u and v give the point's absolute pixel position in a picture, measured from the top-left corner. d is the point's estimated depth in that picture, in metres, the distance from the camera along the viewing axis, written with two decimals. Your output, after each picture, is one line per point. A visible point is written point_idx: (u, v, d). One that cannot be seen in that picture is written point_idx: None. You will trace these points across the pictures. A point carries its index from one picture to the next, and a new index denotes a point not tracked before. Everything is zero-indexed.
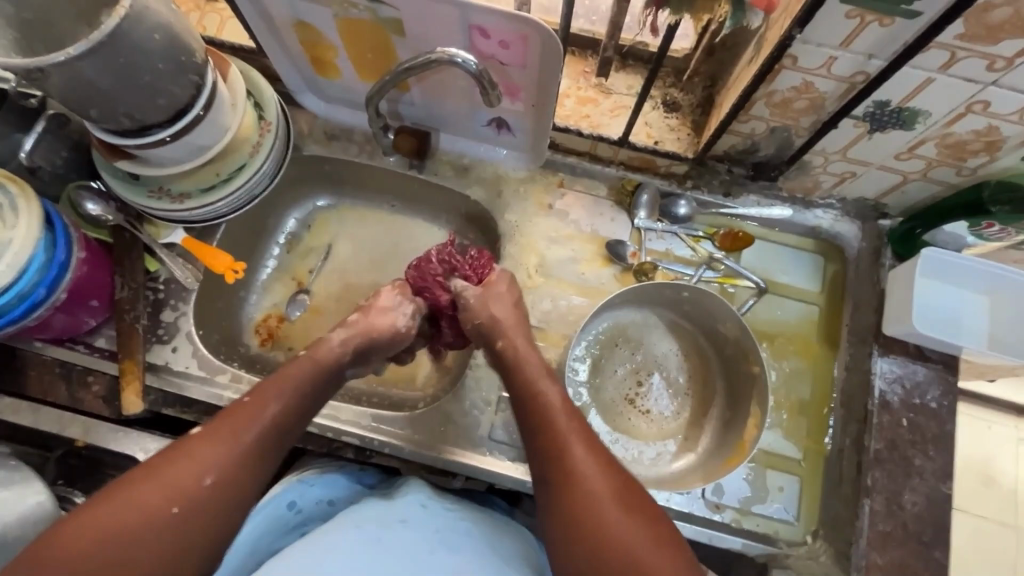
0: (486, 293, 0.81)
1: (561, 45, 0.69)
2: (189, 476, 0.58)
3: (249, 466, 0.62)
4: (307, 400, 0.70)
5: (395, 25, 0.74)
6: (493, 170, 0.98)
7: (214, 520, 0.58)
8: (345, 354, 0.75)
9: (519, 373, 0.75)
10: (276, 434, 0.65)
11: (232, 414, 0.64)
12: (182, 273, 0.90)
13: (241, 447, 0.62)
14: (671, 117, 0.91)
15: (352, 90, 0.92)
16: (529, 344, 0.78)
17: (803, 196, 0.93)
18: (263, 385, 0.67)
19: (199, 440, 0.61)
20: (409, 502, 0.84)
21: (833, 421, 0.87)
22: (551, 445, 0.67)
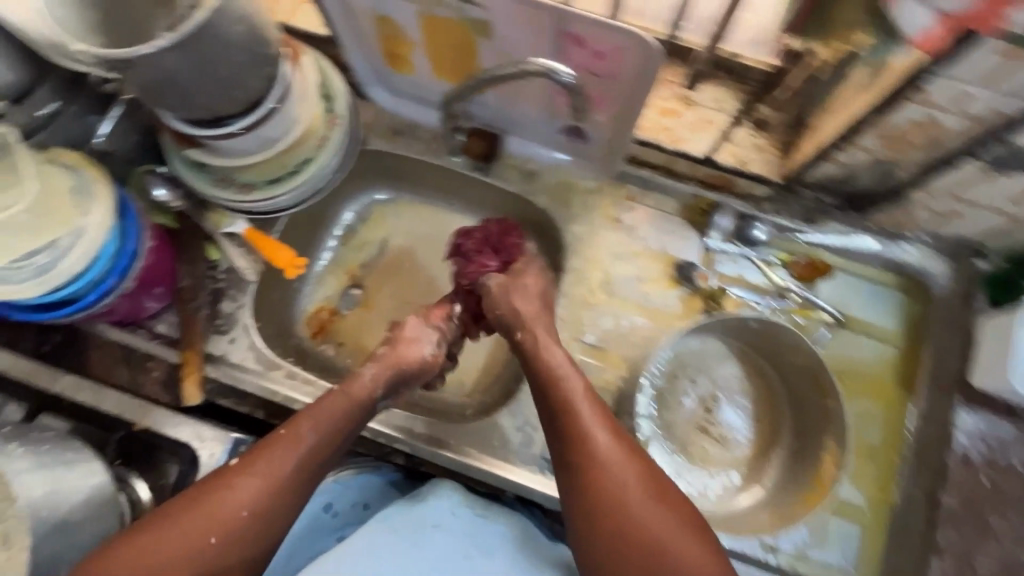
0: (511, 283, 0.82)
1: (664, 58, 0.64)
2: (230, 505, 0.63)
3: (283, 499, 0.66)
4: (345, 429, 0.72)
5: (481, 26, 0.70)
6: (561, 178, 0.94)
7: (257, 542, 0.64)
8: (378, 387, 0.75)
9: (539, 359, 0.77)
10: (310, 467, 0.68)
11: (265, 448, 0.67)
12: (242, 263, 0.89)
13: (279, 480, 0.66)
14: (758, 136, 0.86)
15: (423, 86, 0.89)
16: (554, 341, 0.79)
17: (892, 229, 0.87)
18: (297, 417, 0.70)
19: (236, 473, 0.65)
20: (438, 507, 0.80)
21: (903, 470, 0.83)
22: (575, 436, 0.71)
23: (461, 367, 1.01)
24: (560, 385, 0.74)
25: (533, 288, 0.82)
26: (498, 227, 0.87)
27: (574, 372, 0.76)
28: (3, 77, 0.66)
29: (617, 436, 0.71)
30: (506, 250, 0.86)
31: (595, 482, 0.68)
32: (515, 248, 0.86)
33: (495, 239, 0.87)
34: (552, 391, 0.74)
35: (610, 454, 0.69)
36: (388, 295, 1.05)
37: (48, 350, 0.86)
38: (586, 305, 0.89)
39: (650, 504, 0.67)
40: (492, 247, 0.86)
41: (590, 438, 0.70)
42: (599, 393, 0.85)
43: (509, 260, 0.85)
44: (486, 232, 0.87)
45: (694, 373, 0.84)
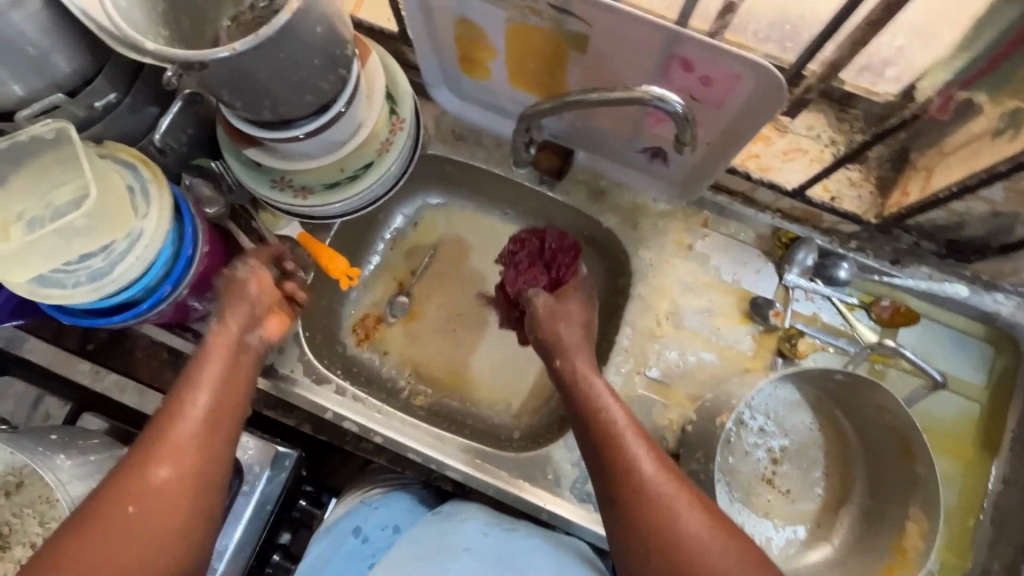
0: (556, 307, 0.77)
1: (785, 93, 0.58)
2: (145, 487, 0.57)
3: (202, 466, 0.60)
4: (238, 380, 0.67)
5: (576, 39, 0.64)
6: (631, 198, 0.88)
7: (185, 514, 0.58)
8: (241, 327, 0.69)
9: (580, 391, 0.69)
10: (216, 423, 0.63)
11: (157, 425, 0.61)
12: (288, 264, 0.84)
13: (184, 450, 0.60)
14: (853, 170, 0.80)
15: (495, 92, 0.83)
16: (595, 371, 0.71)
17: (988, 277, 0.81)
18: (178, 388, 0.63)
19: (136, 457, 0.59)
20: (470, 527, 0.75)
21: (979, 536, 0.79)
22: (621, 470, 0.62)
23: (508, 387, 0.97)
24: (604, 418, 0.66)
25: (574, 310, 0.78)
26: (559, 242, 0.85)
27: (614, 401, 0.68)
28: (61, 68, 0.63)
29: (665, 466, 0.63)
30: (559, 267, 0.83)
31: (651, 520, 0.59)
32: (568, 270, 0.82)
33: (549, 255, 0.84)
34: (593, 419, 0.66)
35: (661, 485, 0.61)
36: (435, 306, 1.00)
37: (93, 348, 0.85)
38: (652, 337, 0.84)
39: (704, 531, 0.58)
40: (545, 262, 0.84)
41: (636, 470, 0.62)
42: (662, 431, 0.81)
43: (558, 281, 0.82)
44: (544, 244, 0.85)
45: (765, 420, 0.80)
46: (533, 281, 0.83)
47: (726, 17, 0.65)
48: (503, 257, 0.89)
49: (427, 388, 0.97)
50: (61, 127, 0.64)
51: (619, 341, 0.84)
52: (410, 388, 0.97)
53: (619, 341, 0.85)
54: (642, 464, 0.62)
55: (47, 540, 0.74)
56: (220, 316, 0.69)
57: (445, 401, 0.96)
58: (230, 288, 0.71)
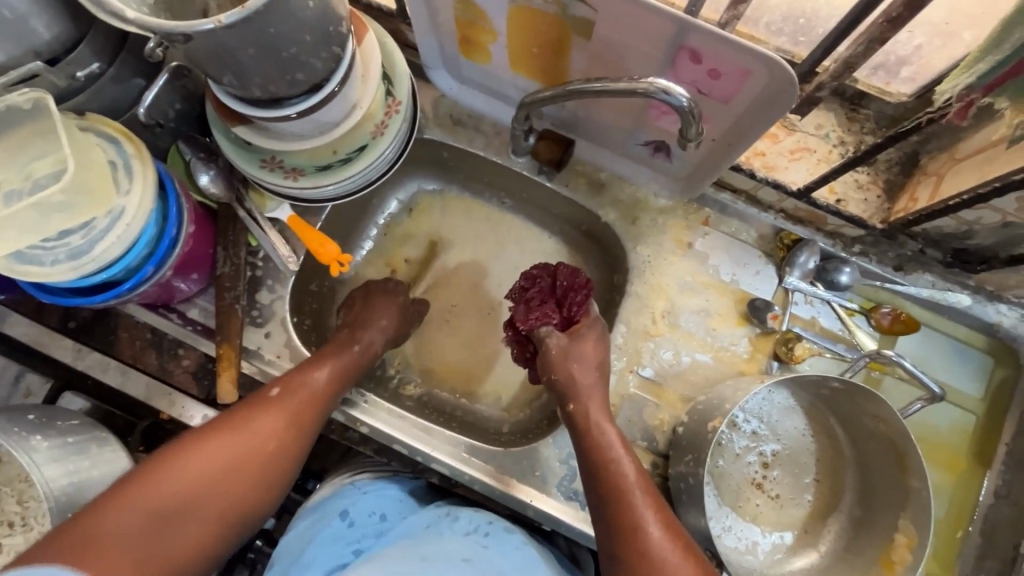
0: (571, 348, 0.75)
1: (796, 93, 0.56)
2: (276, 421, 0.69)
3: (306, 426, 0.71)
4: (349, 374, 0.79)
5: (583, 25, 0.61)
6: (632, 193, 0.86)
7: (278, 461, 0.68)
8: (370, 337, 0.83)
9: (590, 436, 0.70)
10: (329, 397, 0.75)
11: (297, 379, 0.73)
12: (285, 253, 0.82)
13: (305, 410, 0.72)
14: (859, 171, 0.78)
15: (498, 77, 0.80)
16: (609, 418, 0.72)
17: (992, 288, 0.79)
18: (307, 361, 0.76)
19: (277, 396, 0.71)
20: (465, 536, 0.73)
21: (967, 548, 0.78)
22: (625, 529, 0.63)
23: (500, 379, 0.96)
24: (614, 471, 0.66)
25: (590, 350, 0.75)
26: (574, 280, 0.80)
27: (625, 454, 0.68)
28: (41, 35, 0.60)
29: (672, 531, 0.63)
30: (571, 306, 0.78)
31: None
32: (580, 308, 0.78)
33: (561, 292, 0.80)
34: (605, 476, 0.67)
35: (665, 551, 0.61)
36: (429, 296, 0.98)
37: (75, 326, 0.81)
38: (646, 336, 0.83)
39: None
40: (557, 299, 0.80)
41: (644, 531, 0.62)
42: (653, 431, 0.81)
43: (571, 320, 0.78)
44: (555, 281, 0.80)
45: (758, 424, 0.79)
46: (547, 325, 0.78)
47: (738, 7, 0.61)
48: (513, 292, 0.84)
49: (418, 378, 0.95)
50: (38, 97, 0.61)
51: (613, 338, 0.83)
52: (400, 377, 0.96)
53: (613, 338, 0.83)
54: (649, 526, 0.62)
55: (24, 519, 0.72)
56: (371, 330, 0.84)
57: (435, 392, 0.95)
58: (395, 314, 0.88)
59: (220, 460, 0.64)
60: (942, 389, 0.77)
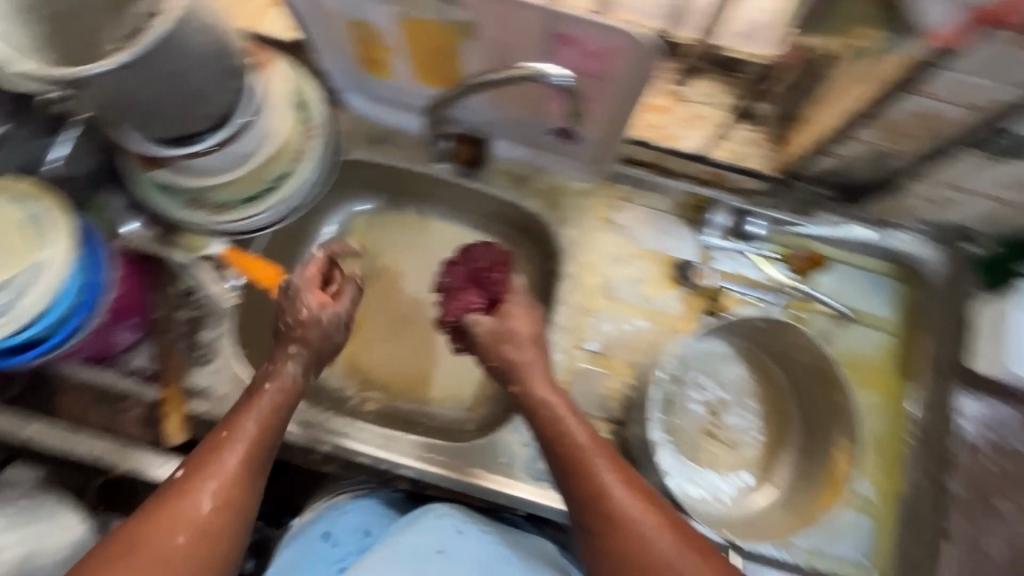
0: (500, 328, 0.77)
1: (655, 60, 0.63)
2: (191, 510, 0.60)
3: (240, 495, 0.63)
4: (278, 420, 0.69)
5: (463, 28, 0.66)
6: (552, 181, 0.91)
7: (220, 541, 0.61)
8: (294, 368, 0.72)
9: (540, 416, 0.72)
10: (258, 454, 0.66)
11: (208, 450, 0.65)
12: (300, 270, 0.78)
13: (234, 482, 0.63)
14: (754, 129, 0.87)
15: (405, 92, 0.84)
16: (551, 386, 0.75)
17: (884, 216, 0.86)
18: (227, 420, 0.68)
19: (187, 480, 0.62)
20: (441, 522, 0.76)
21: (910, 459, 0.82)
22: (588, 494, 0.66)
23: (459, 381, 0.97)
24: (569, 441, 0.69)
25: (529, 327, 0.78)
26: (489, 254, 0.83)
27: (580, 424, 0.71)
28: None
29: (634, 487, 0.66)
30: (491, 284, 0.81)
31: (614, 537, 0.64)
32: (501, 285, 0.81)
33: (479, 275, 0.82)
34: (561, 446, 0.70)
35: (630, 507, 0.64)
36: (378, 312, 1.00)
37: (14, 395, 0.80)
38: (586, 312, 0.87)
39: (675, 553, 0.62)
40: (477, 283, 0.82)
41: (605, 494, 0.65)
42: (607, 401, 0.84)
43: (495, 299, 0.81)
44: (472, 265, 0.82)
45: (700, 376, 0.83)
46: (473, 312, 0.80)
47: None
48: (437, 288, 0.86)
49: (377, 393, 0.96)
50: None
51: (556, 319, 0.86)
52: (359, 396, 0.96)
53: (556, 319, 0.86)
54: (610, 488, 0.66)
55: None
56: (287, 359, 0.73)
57: (396, 404, 0.96)
58: (291, 317, 0.74)
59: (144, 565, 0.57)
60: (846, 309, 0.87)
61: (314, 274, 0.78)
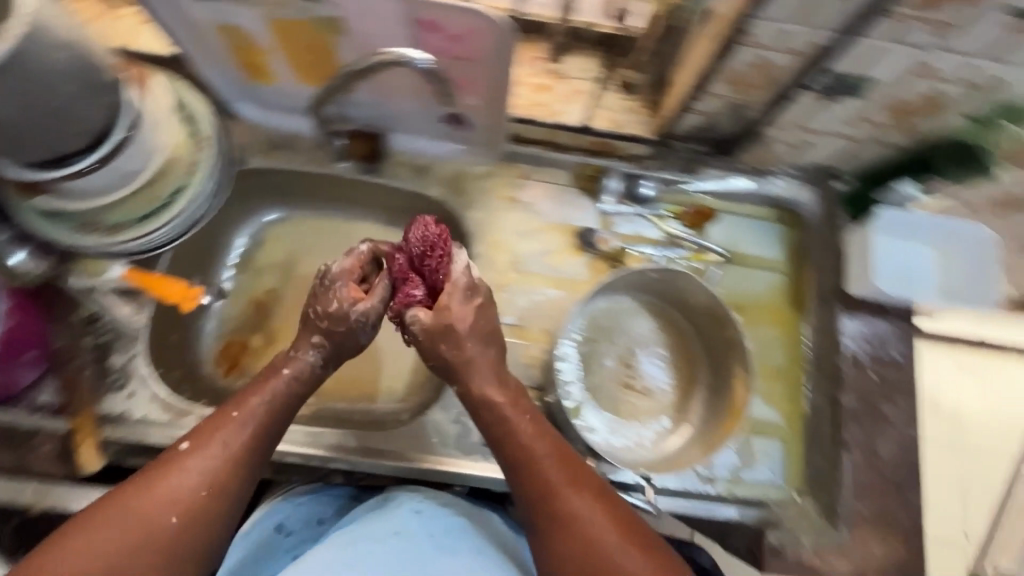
0: (437, 323, 0.70)
1: (515, 36, 0.66)
2: (187, 479, 0.62)
3: (236, 472, 0.64)
4: (283, 403, 0.70)
5: (331, 25, 0.68)
6: (453, 168, 0.95)
7: (211, 515, 0.62)
8: (311, 356, 0.73)
9: (488, 416, 0.70)
10: (260, 435, 0.67)
11: (211, 422, 0.66)
12: (339, 263, 0.74)
13: (233, 457, 0.64)
14: (630, 98, 0.93)
15: (293, 97, 0.85)
16: (500, 383, 0.72)
17: (758, 165, 0.94)
18: (236, 396, 0.69)
19: (189, 448, 0.64)
20: (400, 507, 0.75)
21: (808, 383, 0.89)
22: (539, 494, 0.66)
23: (390, 374, 0.99)
24: (518, 441, 0.68)
25: (472, 323, 0.71)
26: (426, 235, 0.71)
27: (531, 422, 0.70)
28: None
29: (584, 485, 0.66)
30: (432, 274, 0.72)
31: (560, 536, 0.63)
32: (439, 273, 0.71)
33: (416, 262, 0.72)
34: (510, 442, 0.69)
35: (579, 505, 0.64)
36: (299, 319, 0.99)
37: None
38: (498, 288, 0.90)
39: (622, 548, 0.62)
40: (416, 270, 0.73)
41: (555, 494, 0.65)
42: (528, 369, 0.88)
43: (437, 289, 0.72)
44: (408, 252, 0.72)
45: (612, 333, 0.88)
46: (410, 308, 0.71)
47: None
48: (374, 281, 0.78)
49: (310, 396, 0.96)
50: None
51: None
52: None
53: None
54: (561, 487, 0.65)
55: None
56: (304, 346, 0.73)
57: (328, 405, 0.96)
58: (319, 306, 0.73)
59: (136, 525, 0.59)
60: (728, 253, 0.94)
61: (353, 265, 0.74)
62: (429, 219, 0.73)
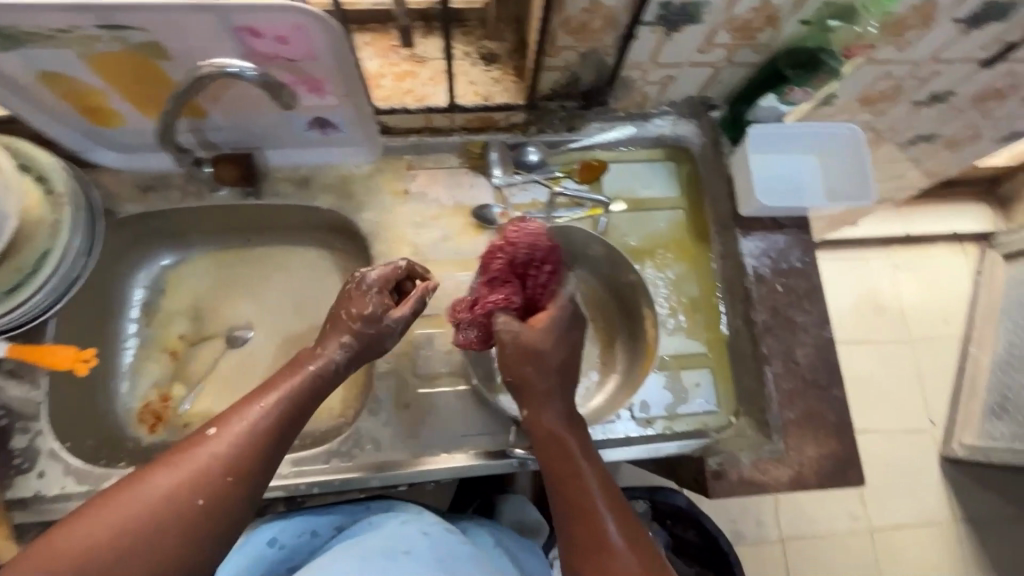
0: (530, 339, 0.73)
1: (341, 27, 0.65)
2: (212, 459, 0.62)
3: (258, 459, 0.64)
4: (304, 395, 0.71)
5: (151, 49, 0.66)
6: (337, 173, 0.93)
7: (231, 501, 0.62)
8: (334, 352, 0.74)
9: (552, 456, 0.72)
10: (283, 425, 0.67)
11: (238, 406, 0.67)
12: (376, 272, 0.77)
13: (255, 445, 0.64)
14: (491, 69, 0.90)
15: (146, 133, 0.82)
16: (565, 423, 0.73)
17: (638, 109, 0.95)
18: (262, 387, 0.70)
19: (218, 429, 0.65)
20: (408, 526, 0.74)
21: (724, 305, 0.92)
22: (588, 544, 0.66)
23: None
24: (578, 485, 0.69)
25: (560, 347, 0.75)
26: (539, 245, 0.73)
27: (593, 471, 0.71)
28: None
29: (633, 542, 0.66)
30: (534, 287, 0.75)
31: None
32: (544, 290, 0.75)
33: (523, 269, 0.74)
34: (571, 488, 0.69)
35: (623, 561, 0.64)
36: (216, 358, 0.96)
37: None
38: None
39: None
40: (517, 277, 0.75)
41: (604, 546, 0.65)
42: (449, 355, 0.87)
43: (531, 303, 0.76)
44: (515, 255, 0.74)
45: None
46: (505, 315, 0.74)
47: None
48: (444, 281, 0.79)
49: None
50: None
51: None
52: None
53: None
54: (612, 540, 0.65)
55: None
56: (327, 343, 0.75)
57: None
58: (352, 310, 0.76)
59: (161, 499, 0.59)
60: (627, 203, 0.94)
61: (384, 277, 0.78)
62: (540, 228, 0.75)
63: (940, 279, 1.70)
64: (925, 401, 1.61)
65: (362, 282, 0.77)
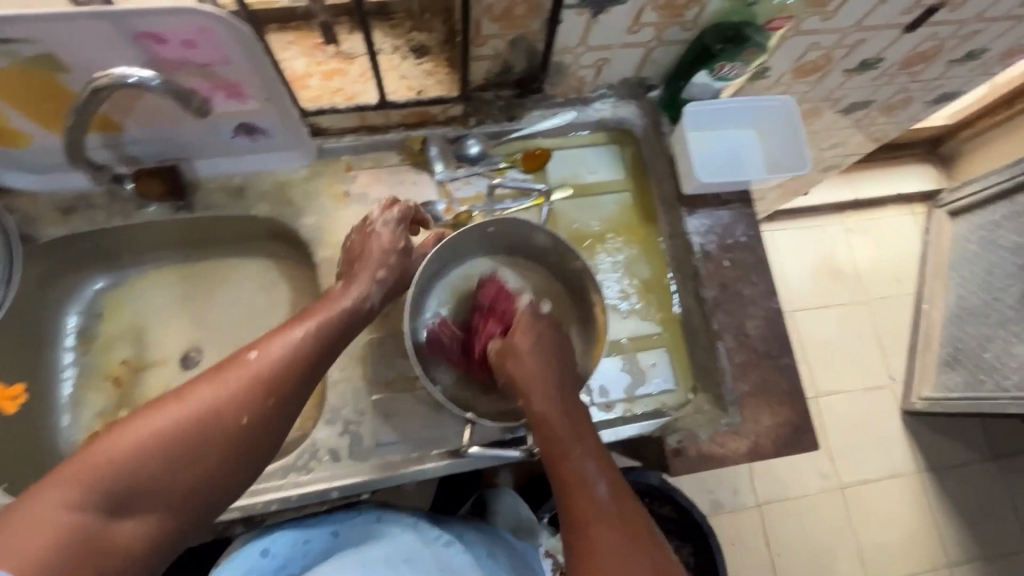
0: (503, 346, 0.78)
1: (249, 28, 0.62)
2: (254, 379, 0.62)
3: (298, 383, 0.65)
4: (340, 327, 0.71)
5: (44, 61, 0.62)
6: (272, 179, 0.89)
7: (270, 419, 0.63)
8: (366, 288, 0.75)
9: (542, 434, 0.70)
10: (321, 352, 0.68)
11: (277, 332, 0.67)
12: (395, 211, 0.80)
13: (294, 368, 0.65)
14: (423, 62, 0.88)
15: (59, 151, 0.78)
16: (557, 404, 0.71)
17: (577, 95, 0.94)
18: (297, 316, 0.70)
19: (259, 349, 0.65)
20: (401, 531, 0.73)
21: (675, 284, 0.92)
22: (574, 522, 0.64)
23: None
24: (565, 461, 0.67)
25: (538, 343, 0.77)
26: (493, 285, 0.86)
27: (584, 448, 0.68)
28: None
29: (623, 522, 0.63)
30: (502, 312, 0.83)
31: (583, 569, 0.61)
32: (509, 309, 0.83)
33: (490, 303, 0.84)
34: (559, 463, 0.67)
35: (608, 541, 0.61)
36: (162, 380, 0.92)
37: None
38: None
39: None
40: (490, 312, 0.84)
41: (590, 525, 0.63)
42: (404, 357, 0.86)
43: (507, 322, 0.82)
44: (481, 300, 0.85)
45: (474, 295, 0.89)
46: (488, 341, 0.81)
47: None
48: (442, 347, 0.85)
49: None
50: None
51: None
52: None
53: None
54: (597, 520, 0.63)
55: None
56: (354, 282, 0.75)
57: None
58: (383, 243, 0.79)
59: (206, 409, 0.59)
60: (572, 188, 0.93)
61: (403, 215, 0.81)
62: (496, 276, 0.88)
63: (891, 239, 1.75)
64: (885, 359, 1.66)
65: (384, 220, 0.80)
